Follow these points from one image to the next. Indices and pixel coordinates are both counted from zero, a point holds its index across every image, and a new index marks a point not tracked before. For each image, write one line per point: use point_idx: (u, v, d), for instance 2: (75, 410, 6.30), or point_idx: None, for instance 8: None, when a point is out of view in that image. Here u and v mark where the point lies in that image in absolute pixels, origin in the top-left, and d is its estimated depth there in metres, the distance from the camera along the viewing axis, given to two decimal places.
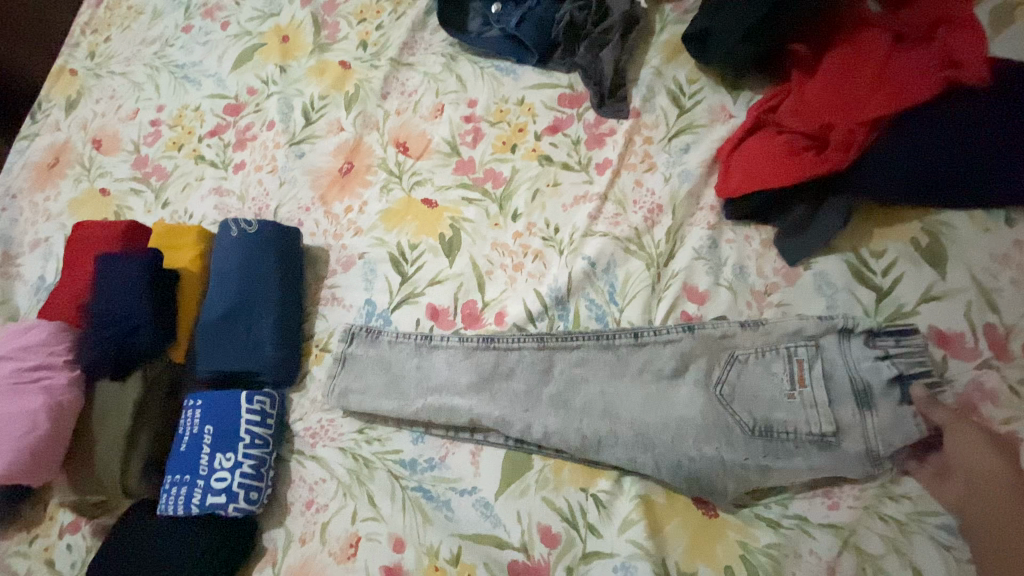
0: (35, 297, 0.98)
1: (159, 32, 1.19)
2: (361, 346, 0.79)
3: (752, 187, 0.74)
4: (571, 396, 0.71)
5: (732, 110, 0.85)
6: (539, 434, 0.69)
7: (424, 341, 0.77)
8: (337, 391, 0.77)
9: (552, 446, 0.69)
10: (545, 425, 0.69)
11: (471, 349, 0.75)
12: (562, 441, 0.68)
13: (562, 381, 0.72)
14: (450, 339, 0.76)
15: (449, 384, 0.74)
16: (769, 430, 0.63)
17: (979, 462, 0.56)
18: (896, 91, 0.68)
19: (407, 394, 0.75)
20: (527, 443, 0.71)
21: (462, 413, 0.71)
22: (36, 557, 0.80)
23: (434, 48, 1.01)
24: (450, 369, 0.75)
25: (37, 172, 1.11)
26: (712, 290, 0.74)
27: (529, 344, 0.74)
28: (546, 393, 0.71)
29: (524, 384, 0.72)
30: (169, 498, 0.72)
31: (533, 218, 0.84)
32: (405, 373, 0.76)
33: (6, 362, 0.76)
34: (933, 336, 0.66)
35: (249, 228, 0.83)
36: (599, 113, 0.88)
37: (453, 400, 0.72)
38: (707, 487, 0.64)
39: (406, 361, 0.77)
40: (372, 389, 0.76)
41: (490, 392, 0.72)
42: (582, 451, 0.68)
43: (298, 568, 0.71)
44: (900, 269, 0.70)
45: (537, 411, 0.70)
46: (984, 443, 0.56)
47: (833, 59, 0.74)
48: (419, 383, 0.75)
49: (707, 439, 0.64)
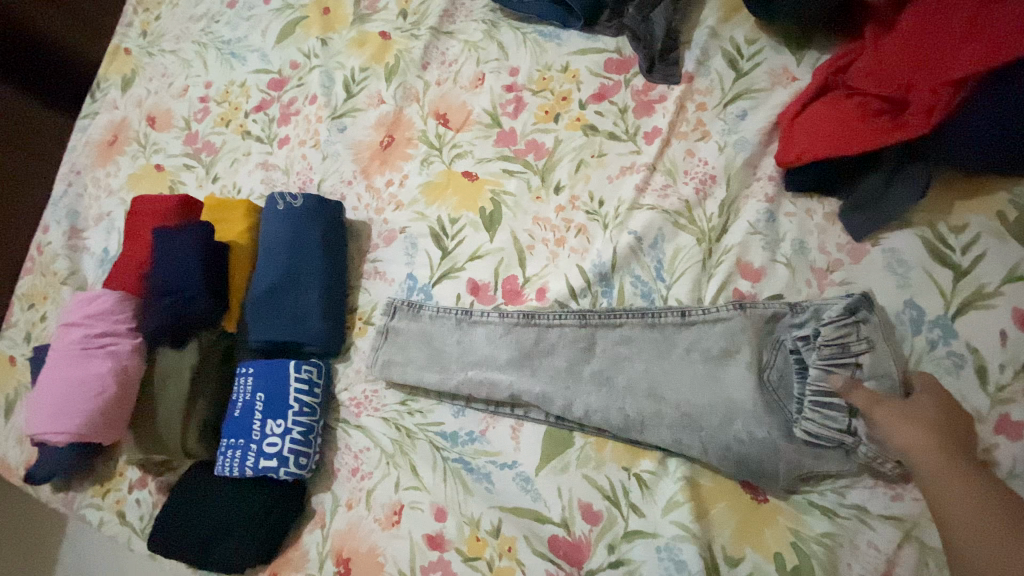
0: (101, 269, 1.04)
1: (206, 8, 1.21)
2: (402, 320, 0.79)
3: (817, 154, 0.68)
4: (614, 375, 0.69)
5: (796, 72, 0.78)
6: (580, 412, 0.68)
7: (465, 316, 0.77)
8: (380, 363, 0.78)
9: (594, 424, 0.68)
10: (587, 404, 0.68)
11: (511, 324, 0.74)
12: (603, 420, 0.67)
13: (605, 359, 0.70)
14: (490, 315, 0.75)
15: (489, 359, 0.73)
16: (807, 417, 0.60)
17: (905, 439, 0.55)
18: (992, 44, 0.58)
19: (448, 367, 0.75)
20: (568, 422, 0.70)
21: (502, 387, 0.71)
22: (110, 508, 0.87)
23: (475, 15, 0.98)
24: (489, 344, 0.74)
25: (98, 149, 1.16)
26: (768, 267, 0.70)
27: (570, 321, 0.72)
28: (588, 370, 0.70)
29: (565, 361, 0.71)
30: (225, 460, 0.76)
31: (576, 190, 0.81)
32: (446, 348, 0.76)
33: (75, 328, 0.81)
34: (1017, 319, 0.60)
35: (295, 202, 0.84)
36: (648, 79, 0.83)
37: (493, 375, 0.72)
38: (759, 472, 0.61)
39: (447, 336, 0.77)
40: (414, 362, 0.77)
41: (531, 367, 0.72)
42: (624, 432, 0.66)
43: (345, 531, 0.74)
44: (983, 246, 0.64)
45: (579, 388, 0.69)
46: (908, 418, 0.55)
47: (915, 12, 0.67)
48: (460, 358, 0.75)
49: (757, 422, 0.62)
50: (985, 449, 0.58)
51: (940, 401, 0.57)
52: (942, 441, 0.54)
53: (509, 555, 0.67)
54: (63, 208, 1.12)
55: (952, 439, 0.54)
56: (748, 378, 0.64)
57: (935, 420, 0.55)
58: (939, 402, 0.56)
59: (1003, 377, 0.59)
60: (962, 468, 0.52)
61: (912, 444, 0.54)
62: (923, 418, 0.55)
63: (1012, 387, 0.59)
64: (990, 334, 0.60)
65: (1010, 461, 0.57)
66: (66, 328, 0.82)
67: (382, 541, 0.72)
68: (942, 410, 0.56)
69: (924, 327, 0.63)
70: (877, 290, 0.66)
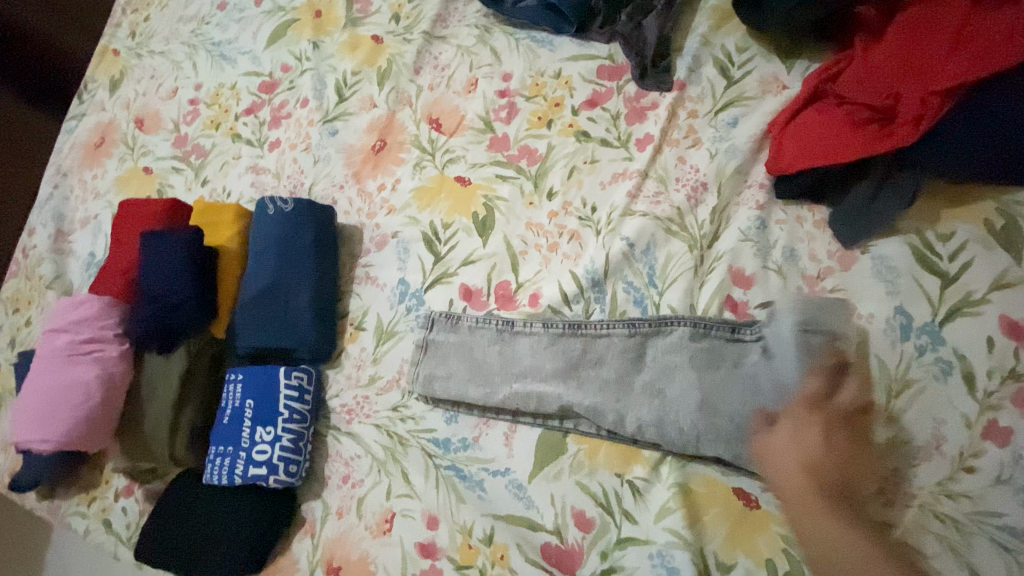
0: (87, 272, 1.03)
1: (196, 10, 1.20)
2: (441, 332, 0.77)
3: (808, 161, 0.69)
4: (666, 387, 0.67)
5: (786, 81, 0.79)
6: (633, 426, 0.66)
7: (506, 326, 0.74)
8: (421, 376, 0.75)
9: (648, 440, 0.66)
10: (639, 416, 0.66)
11: (557, 335, 0.72)
12: (658, 434, 0.65)
13: (655, 368, 0.68)
14: (534, 325, 0.73)
15: (534, 370, 0.71)
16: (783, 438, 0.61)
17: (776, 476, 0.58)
18: (975, 58, 0.60)
19: (492, 380, 0.72)
20: (621, 435, 0.67)
21: (551, 400, 0.69)
22: (95, 517, 0.85)
23: (468, 20, 0.98)
24: (533, 355, 0.72)
25: (85, 151, 1.15)
26: (760, 274, 0.71)
27: (619, 330, 0.70)
28: (638, 381, 0.68)
29: (615, 372, 0.69)
30: (214, 468, 0.75)
31: (569, 196, 0.81)
32: (487, 359, 0.74)
33: (60, 334, 0.79)
34: (1004, 326, 0.61)
35: (285, 206, 0.84)
36: (640, 86, 0.84)
37: (542, 387, 0.70)
38: None
39: (487, 347, 0.74)
40: (456, 376, 0.74)
41: (578, 379, 0.70)
42: (684, 448, 0.64)
43: (336, 540, 0.73)
44: (970, 253, 0.65)
45: (630, 401, 0.67)
46: (771, 454, 0.58)
47: (902, 24, 0.68)
48: (503, 369, 0.73)
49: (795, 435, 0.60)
50: (972, 455, 0.59)
51: (800, 428, 0.58)
52: (793, 470, 0.56)
53: (502, 563, 0.66)
54: (49, 211, 1.10)
55: (812, 468, 0.55)
56: (794, 384, 0.61)
57: (791, 453, 0.57)
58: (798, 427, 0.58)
59: (991, 384, 0.60)
60: (818, 499, 0.54)
61: (777, 480, 0.57)
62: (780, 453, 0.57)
63: (999, 394, 0.59)
64: (977, 341, 0.61)
65: (997, 467, 0.57)
66: (52, 333, 0.80)
67: (373, 549, 0.71)
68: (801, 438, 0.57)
69: (912, 334, 0.63)
70: (867, 298, 0.67)
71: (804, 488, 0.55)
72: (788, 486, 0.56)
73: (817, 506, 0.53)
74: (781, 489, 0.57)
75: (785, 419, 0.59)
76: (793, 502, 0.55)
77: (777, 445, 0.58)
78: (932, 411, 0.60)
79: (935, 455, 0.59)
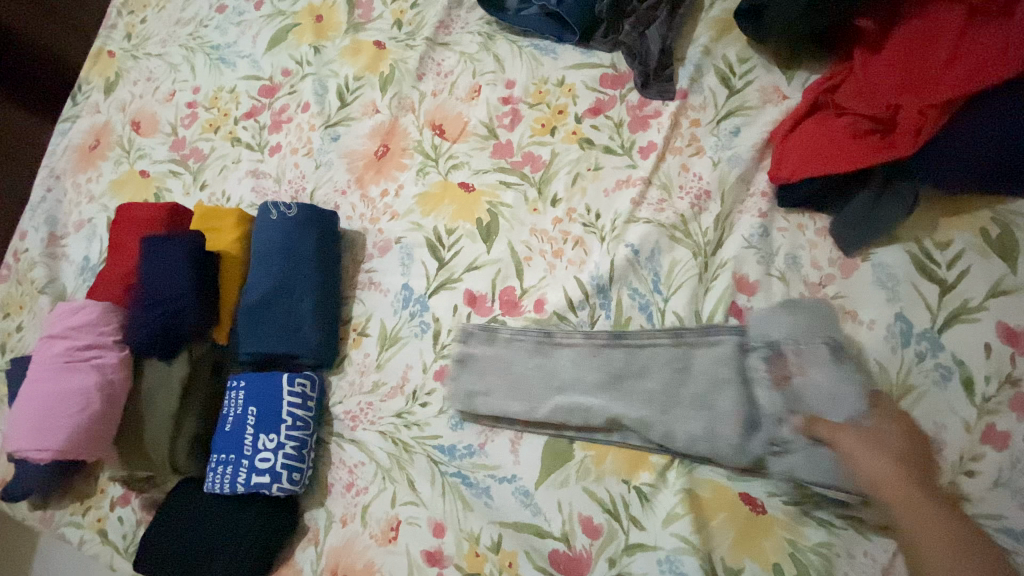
0: (81, 277, 1.01)
1: (194, 12, 1.19)
2: (476, 345, 0.75)
3: (808, 170, 0.71)
4: (715, 399, 0.65)
5: (786, 91, 0.81)
6: (683, 440, 0.65)
7: (545, 338, 0.73)
8: (461, 392, 0.74)
9: (700, 454, 0.65)
10: (689, 430, 0.65)
11: (599, 346, 0.71)
12: (710, 448, 0.64)
13: (703, 381, 0.66)
14: (574, 336, 0.72)
15: (575, 382, 0.70)
16: (780, 444, 0.62)
17: (875, 471, 0.56)
18: (972, 72, 0.62)
19: (533, 395, 0.71)
20: (671, 449, 0.66)
21: (597, 414, 0.68)
22: (89, 527, 0.83)
23: (470, 27, 0.99)
24: (576, 367, 0.71)
25: (79, 154, 1.13)
26: (763, 280, 0.72)
27: (663, 340, 0.69)
28: (685, 393, 0.66)
29: (660, 383, 0.68)
30: (215, 477, 0.74)
31: (573, 203, 0.82)
32: (527, 373, 0.72)
33: (58, 341, 0.77)
34: (1001, 332, 0.62)
35: (289, 211, 0.83)
36: (643, 94, 0.85)
37: (586, 401, 0.69)
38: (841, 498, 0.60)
39: (526, 360, 0.73)
40: (495, 391, 0.73)
41: (621, 391, 0.69)
42: (741, 463, 0.63)
43: (340, 549, 0.73)
44: (966, 262, 0.66)
45: (678, 413, 0.66)
46: (874, 449, 0.57)
47: (898, 39, 0.70)
48: (545, 383, 0.71)
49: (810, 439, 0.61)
50: (971, 459, 0.60)
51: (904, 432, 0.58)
52: (904, 468, 0.56)
53: (510, 570, 0.66)
54: (41, 214, 1.08)
55: (915, 467, 0.56)
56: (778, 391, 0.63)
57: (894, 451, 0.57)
58: (901, 430, 0.59)
59: (989, 389, 0.61)
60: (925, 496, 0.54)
61: (880, 473, 0.56)
62: (888, 448, 0.57)
63: (997, 398, 0.61)
64: (975, 347, 0.63)
65: (996, 470, 0.59)
66: (49, 340, 0.78)
67: (378, 557, 0.71)
68: (904, 439, 0.58)
69: (912, 340, 0.65)
70: (868, 304, 0.68)
71: (906, 481, 0.55)
72: (891, 482, 0.55)
73: (930, 501, 0.53)
74: (878, 480, 0.56)
75: (882, 422, 0.59)
76: (899, 497, 0.54)
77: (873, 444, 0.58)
78: (932, 416, 0.62)
79: (936, 459, 0.61)
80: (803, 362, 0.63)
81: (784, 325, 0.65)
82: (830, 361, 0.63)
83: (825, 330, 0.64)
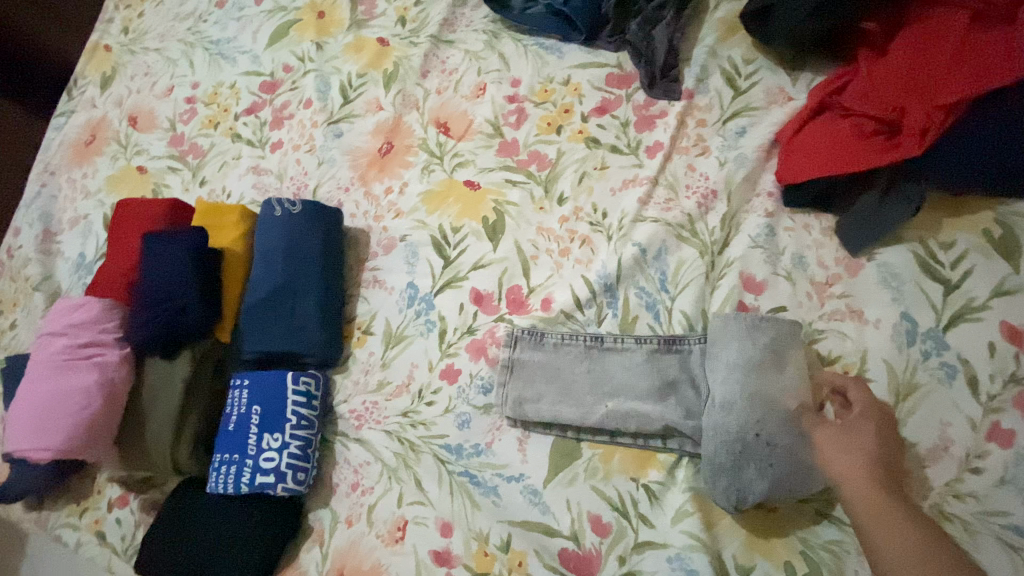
0: (76, 274, 0.99)
1: (193, 7, 1.17)
2: (525, 350, 0.74)
3: (815, 172, 0.71)
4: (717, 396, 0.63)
5: (791, 92, 0.81)
6: None
7: (595, 343, 0.73)
8: (511, 399, 0.72)
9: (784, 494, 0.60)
10: None
11: (653, 351, 0.70)
12: None
13: None
14: (625, 341, 0.72)
15: (627, 387, 0.69)
16: (744, 443, 0.60)
17: (836, 459, 0.58)
18: (977, 75, 0.64)
19: (585, 401, 0.70)
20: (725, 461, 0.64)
21: (654, 420, 0.66)
22: (86, 529, 0.82)
23: (475, 25, 0.99)
24: (627, 372, 0.70)
25: (74, 150, 1.11)
26: (770, 280, 0.72)
27: None
28: None
29: None
30: (219, 476, 0.73)
31: (580, 202, 0.82)
32: (576, 378, 0.71)
33: (58, 338, 0.76)
34: (1005, 331, 0.63)
35: (294, 208, 0.82)
36: (648, 95, 0.85)
37: (641, 406, 0.67)
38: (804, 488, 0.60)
39: (576, 365, 0.72)
40: (546, 398, 0.71)
41: (676, 398, 0.67)
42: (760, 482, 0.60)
43: (345, 550, 0.72)
44: (971, 262, 0.67)
45: None
46: (840, 437, 0.59)
47: (904, 40, 0.71)
48: (594, 388, 0.70)
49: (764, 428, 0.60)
50: (977, 457, 0.60)
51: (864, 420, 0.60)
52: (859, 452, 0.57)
53: (520, 569, 0.66)
54: (36, 210, 1.06)
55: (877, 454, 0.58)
56: (723, 392, 0.63)
57: (856, 437, 0.58)
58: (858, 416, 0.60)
59: (994, 388, 0.62)
60: (879, 481, 0.55)
61: (841, 457, 0.58)
62: (850, 434, 0.59)
63: (1002, 397, 0.62)
64: (979, 346, 0.63)
65: (1001, 468, 0.59)
66: (48, 337, 0.77)
67: (385, 558, 0.70)
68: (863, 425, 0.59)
69: (918, 339, 0.65)
70: (874, 303, 0.68)
71: (862, 466, 0.56)
72: (848, 466, 0.57)
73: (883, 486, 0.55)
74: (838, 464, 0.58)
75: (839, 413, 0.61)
76: (855, 480, 0.56)
77: (858, 431, 0.59)
78: (938, 414, 0.62)
79: (943, 456, 0.61)
80: (730, 359, 0.64)
81: (722, 330, 0.66)
82: (733, 362, 0.63)
83: (770, 337, 0.64)
